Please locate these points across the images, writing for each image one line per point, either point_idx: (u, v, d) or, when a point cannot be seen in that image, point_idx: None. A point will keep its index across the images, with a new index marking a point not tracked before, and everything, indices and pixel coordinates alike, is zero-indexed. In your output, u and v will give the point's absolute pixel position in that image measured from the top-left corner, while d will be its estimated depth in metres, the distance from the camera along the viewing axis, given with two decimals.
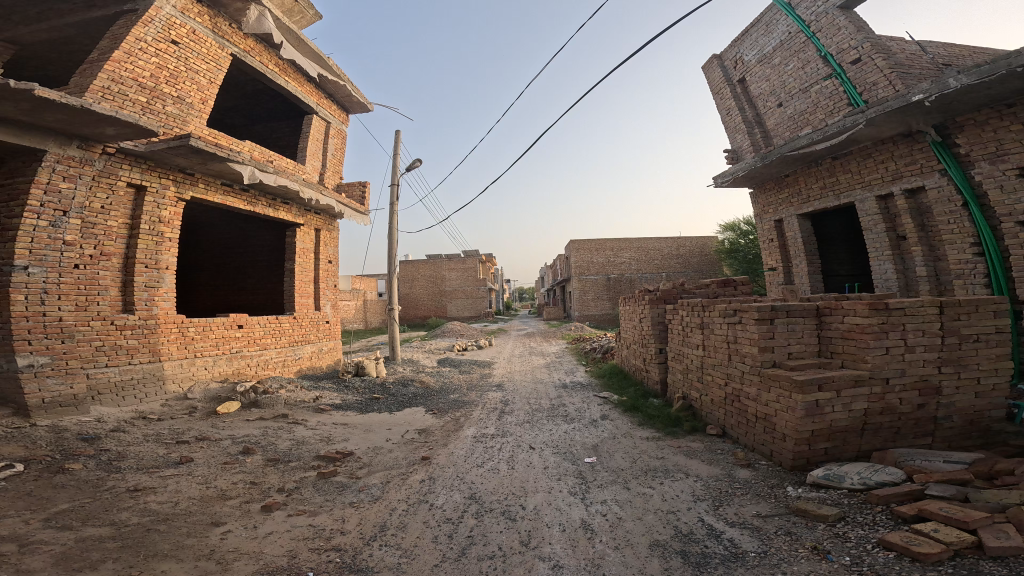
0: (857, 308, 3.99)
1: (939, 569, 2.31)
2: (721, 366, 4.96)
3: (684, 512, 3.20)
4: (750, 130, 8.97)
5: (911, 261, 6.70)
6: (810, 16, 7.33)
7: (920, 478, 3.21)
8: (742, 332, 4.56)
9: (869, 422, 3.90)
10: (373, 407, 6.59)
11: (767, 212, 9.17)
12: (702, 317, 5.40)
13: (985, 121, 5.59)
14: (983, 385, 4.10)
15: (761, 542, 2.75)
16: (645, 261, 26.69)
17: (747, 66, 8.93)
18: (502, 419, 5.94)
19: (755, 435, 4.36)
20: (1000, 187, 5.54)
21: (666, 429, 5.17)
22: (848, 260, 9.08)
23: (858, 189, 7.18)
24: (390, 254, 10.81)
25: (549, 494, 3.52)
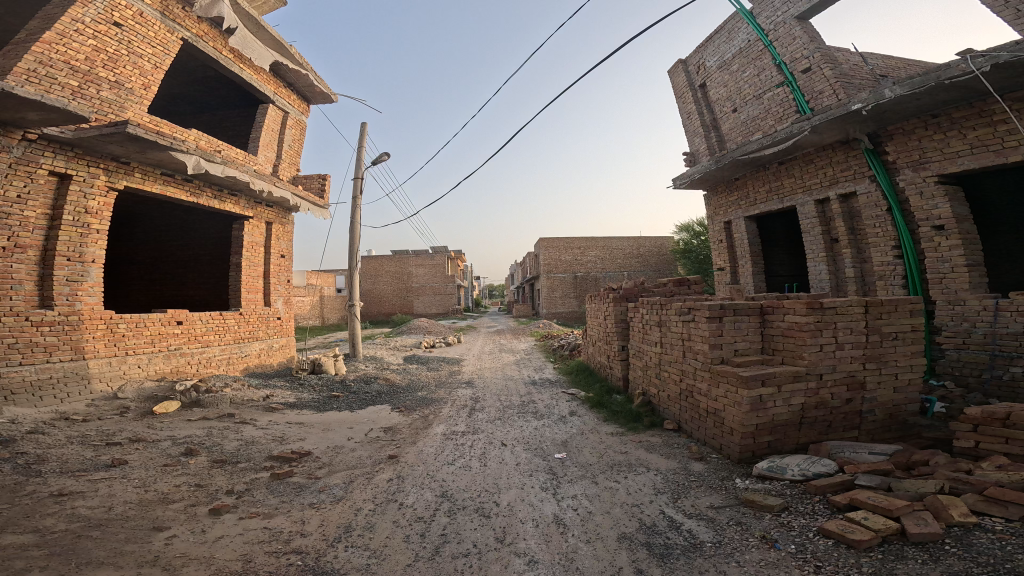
0: (797, 307, 4.19)
1: (870, 555, 2.46)
2: (677, 363, 5.09)
3: (647, 505, 3.28)
4: (709, 134, 9.27)
5: (842, 262, 7.10)
6: (769, 25, 7.50)
7: (851, 469, 3.40)
8: (695, 330, 4.70)
9: (806, 416, 4.09)
10: (330, 405, 6.45)
11: (718, 213, 9.47)
12: (659, 315, 5.54)
13: (910, 132, 5.95)
14: (901, 380, 4.37)
15: (716, 533, 2.86)
16: (609, 260, 27.11)
17: (709, 71, 9.18)
18: (472, 416, 5.94)
19: (706, 429, 4.50)
20: (920, 193, 5.91)
21: (628, 425, 5.28)
22: (787, 261, 9.47)
23: (800, 194, 7.51)
24: (351, 249, 10.58)
25: (522, 491, 3.53)
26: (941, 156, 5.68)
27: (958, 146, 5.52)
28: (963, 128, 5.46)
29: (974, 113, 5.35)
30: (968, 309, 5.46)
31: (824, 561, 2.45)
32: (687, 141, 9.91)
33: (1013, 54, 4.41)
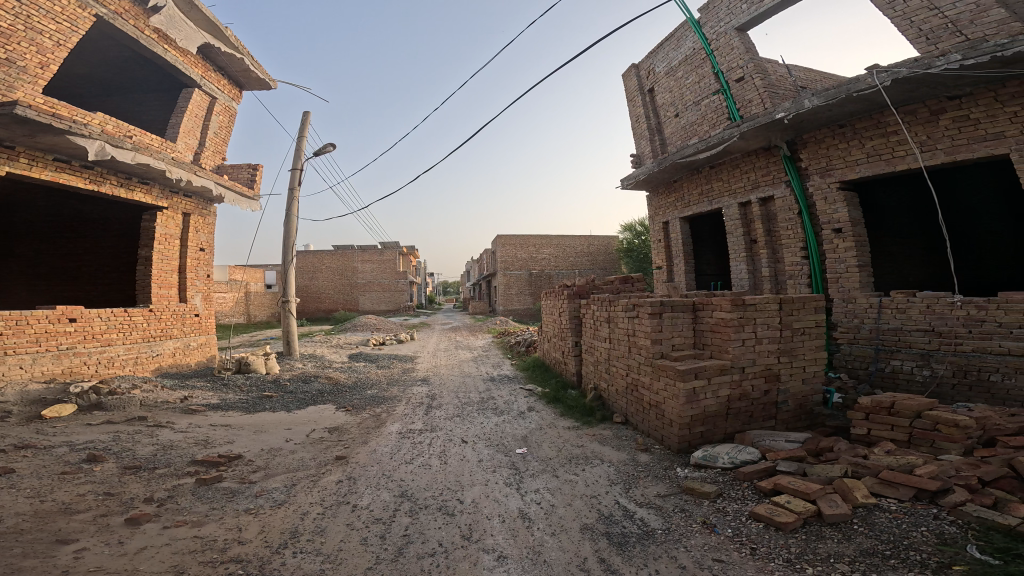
0: (722, 304, 4.43)
1: (794, 535, 2.64)
2: (623, 358, 5.25)
3: (604, 496, 3.36)
4: (653, 137, 9.60)
5: (759, 262, 7.56)
6: (712, 35, 7.78)
7: (772, 456, 3.63)
8: (638, 326, 4.86)
9: (731, 407, 4.34)
10: (261, 406, 6.16)
11: (657, 214, 9.82)
12: (609, 311, 5.67)
13: (821, 140, 6.41)
14: (808, 372, 4.71)
15: (664, 520, 2.97)
16: (563, 258, 27.49)
17: (657, 77, 9.46)
18: (429, 413, 5.86)
19: (649, 421, 4.66)
20: (826, 198, 6.38)
21: (582, 419, 5.38)
22: (714, 261, 9.95)
23: (726, 197, 7.92)
24: (285, 243, 10.13)
25: (487, 487, 3.52)
26: (846, 163, 6.13)
27: (857, 154, 6.00)
28: (863, 138, 5.94)
29: (874, 125, 5.82)
30: (858, 306, 6.00)
31: (758, 543, 2.60)
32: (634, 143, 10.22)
33: (910, 71, 4.83)
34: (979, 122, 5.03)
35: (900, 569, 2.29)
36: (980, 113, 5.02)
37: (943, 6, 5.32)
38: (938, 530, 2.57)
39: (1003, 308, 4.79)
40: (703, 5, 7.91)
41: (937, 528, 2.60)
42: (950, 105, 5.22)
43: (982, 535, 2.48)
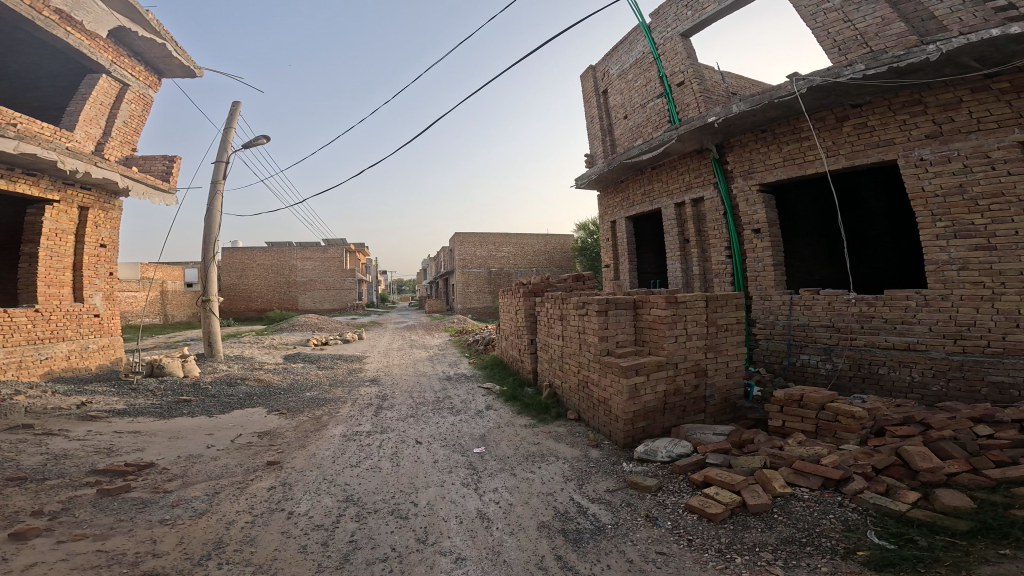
0: (657, 302, 4.58)
1: (723, 526, 2.78)
2: (574, 355, 5.33)
3: (559, 493, 3.39)
4: (606, 137, 9.86)
5: (691, 261, 7.89)
6: (660, 40, 7.98)
7: (702, 449, 3.80)
8: (587, 323, 4.94)
9: (668, 401, 4.51)
10: (177, 411, 5.78)
11: (606, 214, 10.04)
12: (561, 309, 5.74)
13: (745, 145, 6.76)
14: (731, 367, 4.96)
15: (614, 515, 3.04)
16: (521, 256, 27.56)
17: (610, 79, 9.64)
18: (379, 414, 5.71)
19: (599, 417, 4.74)
20: (748, 200, 6.75)
21: (538, 416, 5.41)
22: (654, 260, 10.28)
23: (665, 197, 8.20)
24: (206, 240, 9.57)
25: (441, 488, 3.48)
26: (766, 167, 6.52)
27: (775, 159, 6.40)
28: (780, 142, 6.34)
29: (791, 131, 6.22)
30: (773, 303, 6.43)
31: (694, 535, 2.71)
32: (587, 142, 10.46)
33: (822, 79, 5.19)
34: (874, 128, 5.47)
35: (817, 556, 2.45)
36: (875, 120, 5.46)
37: (856, 18, 5.73)
38: (843, 518, 2.78)
39: (889, 305, 5.29)
40: (654, 11, 8.09)
41: (842, 515, 2.81)
42: (853, 113, 5.64)
43: (878, 521, 2.71)
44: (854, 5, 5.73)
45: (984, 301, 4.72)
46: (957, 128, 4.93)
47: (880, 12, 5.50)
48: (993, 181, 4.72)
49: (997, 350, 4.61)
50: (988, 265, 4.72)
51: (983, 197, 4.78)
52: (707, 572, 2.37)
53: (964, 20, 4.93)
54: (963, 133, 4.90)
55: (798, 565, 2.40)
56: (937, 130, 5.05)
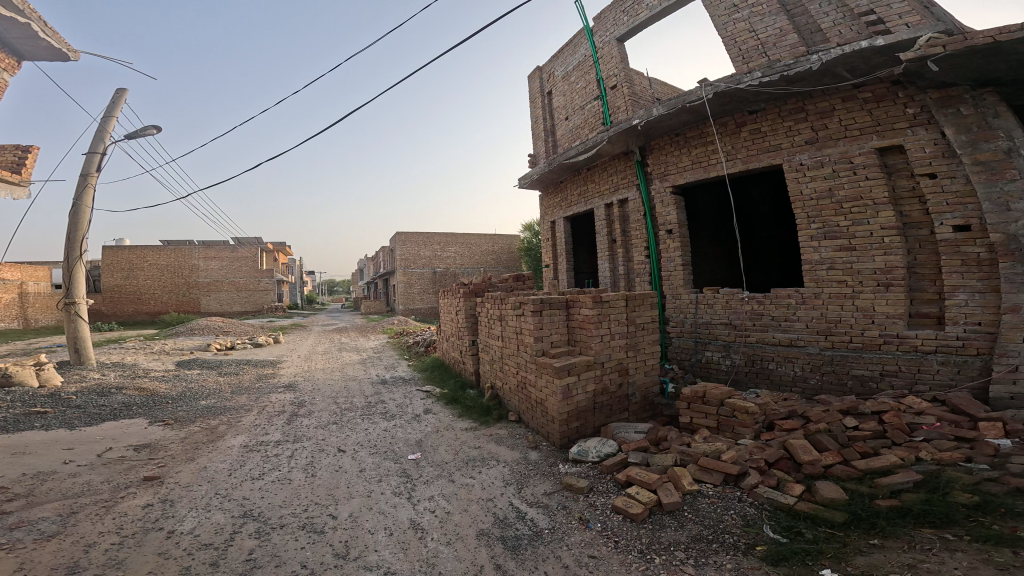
0: (586, 301, 4.69)
1: (644, 526, 2.87)
2: (513, 356, 5.33)
3: (498, 498, 3.38)
4: (548, 138, 9.98)
5: (617, 260, 8.12)
6: (600, 43, 8.12)
7: (627, 448, 3.91)
8: (523, 323, 4.96)
9: (598, 400, 4.62)
10: (26, 424, 5.18)
11: (546, 214, 10.14)
12: (500, 310, 5.72)
13: (663, 148, 7.04)
14: (649, 365, 5.15)
15: (550, 518, 3.06)
16: (468, 256, 27.43)
17: (554, 81, 9.71)
18: (292, 423, 5.43)
19: (537, 418, 4.77)
20: (664, 203, 7.05)
21: (479, 419, 5.35)
22: (588, 260, 10.54)
23: (596, 198, 8.40)
24: (70, 238, 8.70)
25: (367, 498, 3.36)
26: (676, 169, 6.87)
27: (684, 162, 6.75)
28: (689, 146, 6.68)
29: (698, 135, 6.56)
30: (683, 302, 6.81)
31: (620, 536, 2.78)
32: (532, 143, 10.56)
33: (726, 85, 5.51)
34: (766, 134, 5.90)
35: (723, 554, 2.59)
36: (767, 126, 5.89)
37: (759, 29, 6.11)
38: (743, 513, 2.97)
39: (774, 303, 5.78)
40: (597, 14, 8.22)
41: (742, 510, 3.00)
42: (750, 119, 6.03)
43: (772, 515, 2.92)
44: (758, 16, 6.11)
45: (846, 299, 5.27)
46: (832, 134, 5.41)
47: (779, 24, 5.93)
48: (863, 183, 5.20)
49: (858, 345, 5.16)
50: (849, 265, 5.28)
51: (846, 201, 5.30)
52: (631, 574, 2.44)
53: (843, 33, 5.48)
54: (835, 139, 5.39)
55: (706, 563, 2.52)
56: (814, 137, 5.54)
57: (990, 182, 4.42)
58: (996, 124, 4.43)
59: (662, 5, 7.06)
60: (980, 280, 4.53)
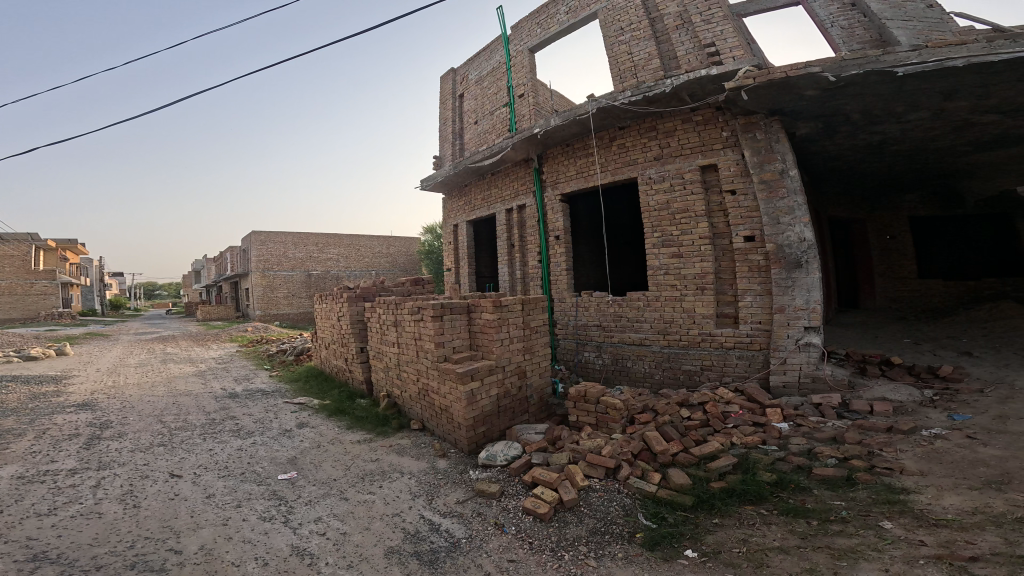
0: (486, 306, 4.72)
1: (552, 525, 2.95)
2: (412, 362, 5.21)
3: (406, 512, 3.28)
4: (456, 141, 9.91)
5: (515, 265, 8.27)
6: (515, 51, 8.21)
7: (531, 449, 3.98)
8: (422, 328, 4.86)
9: (502, 404, 4.67)
10: None
11: (450, 217, 10.02)
12: (394, 315, 5.58)
13: (557, 157, 7.27)
14: (543, 367, 5.30)
15: (467, 527, 3.03)
16: (354, 259, 26.58)
17: (468, 84, 9.64)
18: (93, 447, 4.70)
19: (443, 425, 4.71)
20: (554, 209, 7.32)
21: (377, 430, 5.17)
22: (489, 264, 10.62)
23: (498, 203, 8.47)
24: None
25: (224, 527, 3.07)
26: (565, 178, 7.15)
27: (571, 171, 7.06)
28: (575, 156, 6.99)
29: (582, 147, 6.88)
30: (566, 305, 7.11)
31: (532, 537, 2.82)
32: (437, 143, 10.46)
33: (606, 101, 5.87)
34: (627, 149, 6.35)
35: (615, 543, 2.74)
36: (628, 141, 6.34)
37: (634, 52, 6.52)
38: (623, 504, 3.16)
39: (628, 305, 6.32)
40: (514, 23, 8.33)
41: (622, 501, 3.20)
42: (619, 134, 6.44)
43: (648, 504, 3.14)
44: (636, 41, 6.52)
45: (676, 302, 5.93)
46: (673, 152, 5.96)
47: (647, 48, 6.40)
48: (689, 197, 5.84)
49: (684, 343, 5.84)
50: (678, 270, 5.94)
51: (676, 212, 5.95)
52: (547, 574, 2.49)
53: (690, 62, 6.00)
54: (674, 156, 5.96)
55: (604, 554, 2.63)
56: (660, 154, 6.07)
57: (768, 198, 5.25)
58: (775, 148, 5.26)
59: (571, 21, 7.32)
60: (760, 284, 5.37)
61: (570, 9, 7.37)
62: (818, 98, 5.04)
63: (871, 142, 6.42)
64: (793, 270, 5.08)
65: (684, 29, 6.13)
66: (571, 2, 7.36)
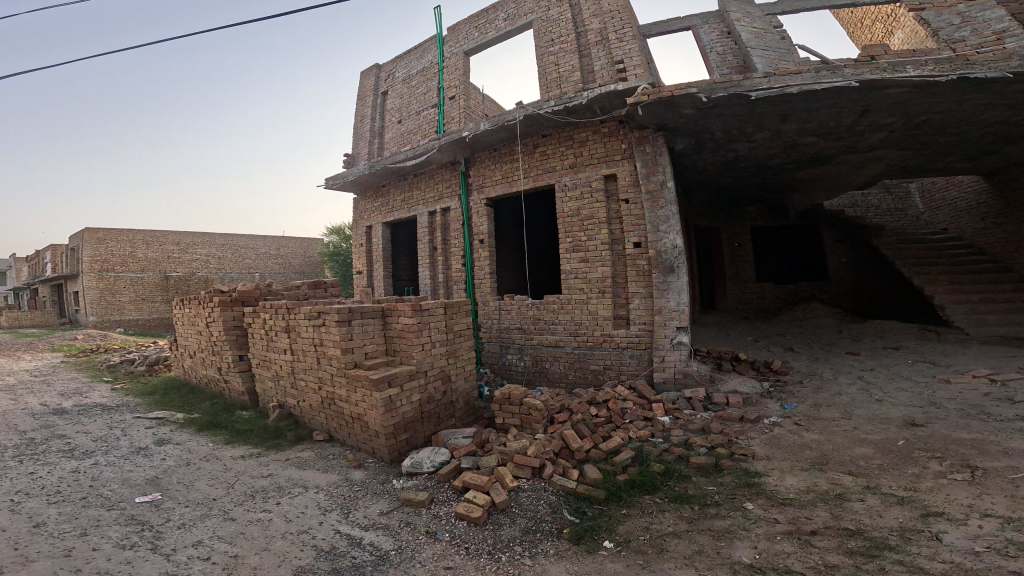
0: (405, 310, 4.64)
1: (487, 527, 2.97)
2: (312, 370, 5.01)
3: (319, 528, 3.13)
4: (373, 140, 9.64)
5: (437, 268, 8.20)
6: (449, 53, 8.19)
7: (459, 453, 3.97)
8: (326, 334, 4.67)
9: (425, 410, 4.61)
10: None
11: (362, 218, 9.72)
12: (286, 320, 5.34)
13: (483, 162, 7.31)
14: (469, 371, 5.32)
15: (394, 539, 2.95)
16: (229, 261, 24.27)
17: (393, 82, 9.45)
18: None
19: (355, 435, 4.58)
20: (479, 212, 7.34)
21: (266, 443, 4.92)
22: (409, 267, 10.49)
23: (421, 205, 8.36)
24: None
25: (67, 559, 2.57)
26: (491, 183, 7.20)
27: (498, 175, 7.10)
28: (502, 161, 7.03)
29: (508, 152, 6.96)
30: (490, 308, 7.15)
31: (467, 542, 2.81)
32: (351, 142, 10.10)
33: (532, 109, 5.97)
34: (546, 156, 6.52)
35: (546, 541, 2.79)
36: (549, 148, 6.50)
37: (562, 64, 6.71)
38: (549, 501, 3.23)
39: (546, 308, 6.47)
40: (450, 25, 8.28)
41: (548, 498, 3.27)
42: (542, 142, 6.56)
43: (573, 501, 3.23)
44: (564, 52, 6.70)
45: (584, 303, 6.15)
46: (584, 161, 6.19)
47: (572, 60, 6.61)
48: (594, 205, 6.10)
49: (591, 344, 6.07)
50: (585, 275, 6.17)
51: (584, 218, 6.18)
52: None
53: (604, 77, 6.25)
54: (584, 165, 6.19)
55: (537, 552, 2.68)
56: (574, 162, 6.27)
57: (652, 208, 5.68)
58: (658, 161, 5.69)
59: (507, 28, 7.41)
60: (644, 287, 5.77)
61: (508, 17, 7.45)
62: (693, 117, 5.47)
63: (724, 159, 7.08)
64: (667, 275, 5.58)
65: (603, 45, 6.35)
66: (510, 11, 7.45)
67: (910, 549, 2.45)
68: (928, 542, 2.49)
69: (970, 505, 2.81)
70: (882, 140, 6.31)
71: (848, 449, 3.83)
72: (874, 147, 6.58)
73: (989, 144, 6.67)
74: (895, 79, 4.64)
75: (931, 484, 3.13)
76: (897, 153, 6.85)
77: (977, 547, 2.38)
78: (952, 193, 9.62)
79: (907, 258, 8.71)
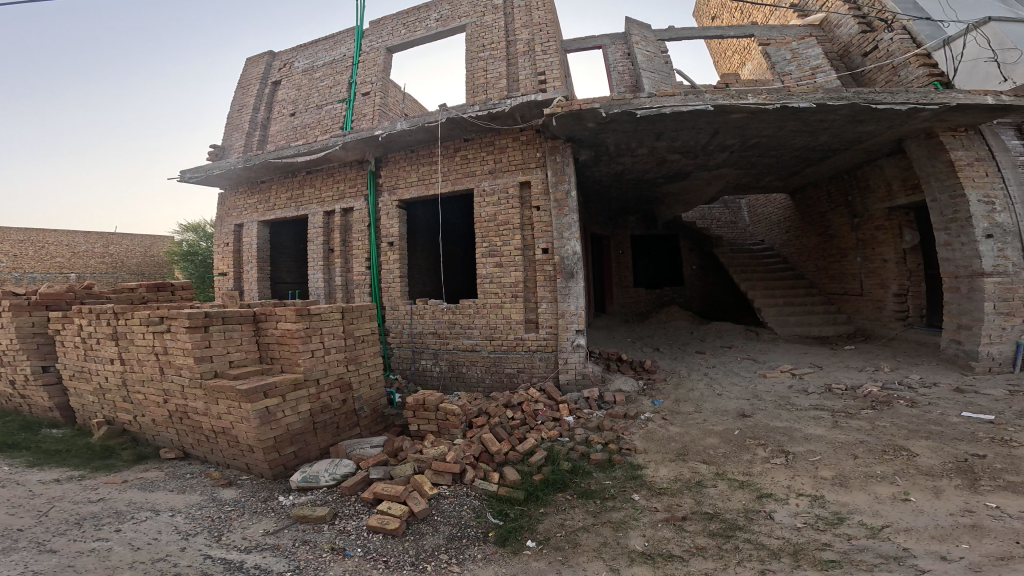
0: (288, 315, 4.37)
1: (405, 539, 2.91)
2: (156, 380, 4.56)
3: (183, 552, 2.83)
4: (256, 131, 9.01)
5: (334, 271, 7.88)
6: (366, 49, 8.02)
7: (366, 464, 3.86)
8: (172, 341, 4.22)
9: (316, 421, 4.41)
10: None
11: (229, 215, 9.08)
12: (115, 326, 4.81)
13: (397, 163, 7.18)
14: (373, 377, 5.23)
15: (287, 559, 2.76)
16: (36, 261, 20.96)
17: (291, 72, 9.01)
18: None
19: (221, 451, 4.30)
20: (388, 213, 7.22)
21: (93, 464, 4.42)
22: (293, 269, 10.04)
23: (314, 204, 8.02)
24: None
25: None
26: (404, 184, 7.08)
27: (411, 176, 7.01)
28: (419, 163, 6.95)
29: (425, 155, 6.90)
30: (400, 312, 7.02)
31: (386, 555, 2.74)
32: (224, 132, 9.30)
33: (457, 112, 5.96)
34: (468, 161, 6.52)
35: (473, 546, 2.79)
36: (471, 152, 6.51)
37: (490, 70, 6.71)
38: (472, 506, 3.24)
39: (461, 312, 6.47)
40: (371, 19, 8.10)
41: (471, 503, 3.27)
42: (462, 146, 6.58)
43: (495, 504, 3.26)
44: (494, 58, 6.71)
45: (497, 307, 6.22)
46: (502, 167, 6.27)
47: (500, 68, 6.64)
48: (509, 211, 6.20)
49: (506, 347, 6.14)
50: (497, 279, 6.24)
51: (499, 223, 6.26)
52: None
53: (525, 86, 6.39)
54: (503, 171, 6.27)
55: (465, 558, 2.67)
56: (493, 167, 6.33)
57: (558, 215, 5.89)
58: (566, 171, 5.93)
59: (437, 29, 7.39)
60: (550, 292, 5.95)
61: (440, 18, 7.41)
62: (594, 130, 5.72)
63: (616, 172, 7.47)
64: (569, 280, 5.83)
65: (531, 55, 6.50)
66: (443, 12, 7.42)
67: (753, 528, 2.72)
68: (765, 520, 2.78)
69: (789, 485, 3.19)
70: (725, 160, 6.94)
71: (699, 440, 4.16)
72: (748, 166, 7.31)
73: (808, 167, 7.59)
74: (740, 104, 5.12)
75: (761, 468, 3.50)
76: (734, 172, 7.59)
77: (798, 524, 2.70)
78: (768, 209, 10.77)
79: (734, 267, 9.62)
